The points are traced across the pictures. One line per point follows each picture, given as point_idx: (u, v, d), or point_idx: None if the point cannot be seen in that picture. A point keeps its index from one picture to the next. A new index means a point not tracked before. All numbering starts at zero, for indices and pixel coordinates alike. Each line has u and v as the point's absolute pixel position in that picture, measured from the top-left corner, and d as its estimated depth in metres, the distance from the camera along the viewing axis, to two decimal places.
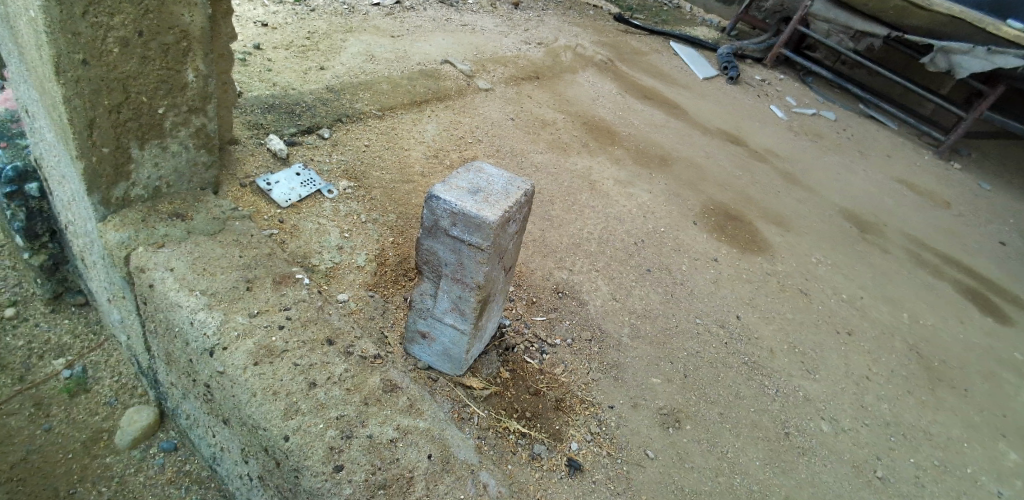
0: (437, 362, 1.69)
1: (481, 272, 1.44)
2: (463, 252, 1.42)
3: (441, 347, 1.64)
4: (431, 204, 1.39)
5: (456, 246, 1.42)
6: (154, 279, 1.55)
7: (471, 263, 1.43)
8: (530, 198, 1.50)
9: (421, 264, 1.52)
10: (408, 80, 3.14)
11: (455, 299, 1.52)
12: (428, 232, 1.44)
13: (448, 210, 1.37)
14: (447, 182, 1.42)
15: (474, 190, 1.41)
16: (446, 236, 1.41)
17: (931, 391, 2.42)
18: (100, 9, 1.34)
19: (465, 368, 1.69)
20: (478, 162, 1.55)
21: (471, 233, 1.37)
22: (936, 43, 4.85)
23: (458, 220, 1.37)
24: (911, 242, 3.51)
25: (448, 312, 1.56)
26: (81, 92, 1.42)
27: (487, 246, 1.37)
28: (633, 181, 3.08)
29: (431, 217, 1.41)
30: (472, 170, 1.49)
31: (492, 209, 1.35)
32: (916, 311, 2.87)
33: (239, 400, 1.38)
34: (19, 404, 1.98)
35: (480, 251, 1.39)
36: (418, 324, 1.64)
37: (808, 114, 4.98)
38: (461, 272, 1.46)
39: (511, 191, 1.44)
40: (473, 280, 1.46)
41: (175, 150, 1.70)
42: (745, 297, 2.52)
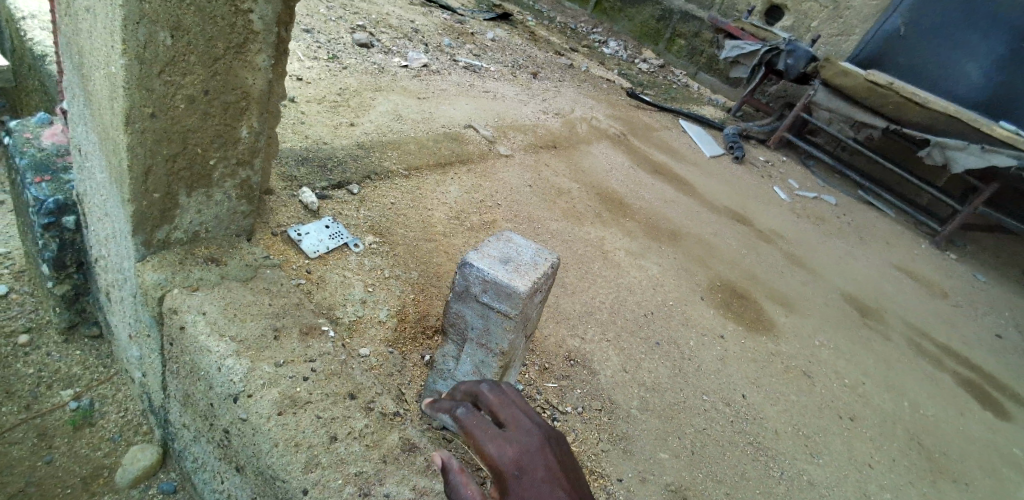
0: (452, 424, 1.71)
1: (507, 338, 1.49)
2: (491, 318, 1.47)
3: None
4: (464, 270, 1.45)
5: (485, 312, 1.48)
6: (185, 321, 1.59)
7: (498, 329, 1.48)
8: (555, 270, 1.58)
9: (447, 326, 1.58)
10: (434, 142, 3.29)
11: (478, 363, 1.57)
12: (458, 296, 1.50)
13: (480, 277, 1.43)
14: (479, 250, 1.49)
15: (504, 260, 1.48)
16: (476, 302, 1.47)
17: (933, 483, 2.42)
18: (174, 70, 1.45)
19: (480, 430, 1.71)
20: (507, 231, 1.63)
21: (501, 301, 1.43)
22: (932, 138, 5.10)
23: (489, 287, 1.43)
24: (910, 330, 3.58)
25: (469, 375, 1.60)
26: (143, 141, 1.50)
27: (515, 314, 1.43)
28: (644, 253, 3.17)
29: (462, 282, 1.47)
30: (502, 239, 1.57)
31: (523, 279, 1.42)
32: (917, 400, 2.90)
33: (259, 449, 1.39)
34: (23, 433, 1.97)
35: (508, 318, 1.45)
36: (436, 384, 1.67)
37: (810, 197, 5.16)
38: (487, 337, 1.52)
39: (539, 262, 1.51)
40: (498, 345, 1.52)
41: (219, 198, 1.78)
42: (750, 377, 2.55)
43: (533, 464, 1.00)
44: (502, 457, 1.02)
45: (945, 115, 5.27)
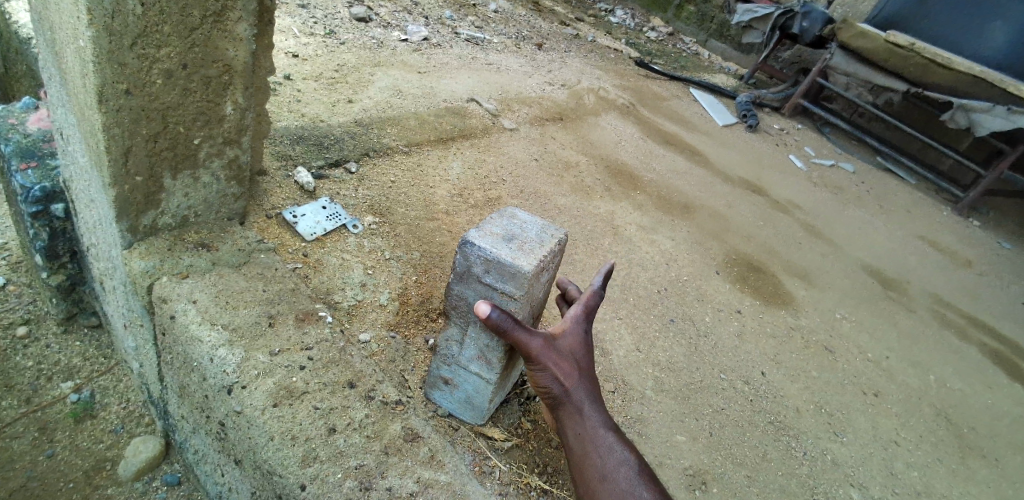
0: (458, 410, 1.63)
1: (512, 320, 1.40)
2: (495, 300, 1.39)
3: (463, 394, 1.59)
4: (465, 249, 1.36)
5: (488, 294, 1.39)
6: (175, 310, 1.52)
7: None
8: (563, 247, 1.48)
9: (449, 309, 1.49)
10: (435, 117, 3.18)
11: (483, 348, 1.48)
12: (459, 277, 1.41)
13: (482, 257, 1.34)
14: (481, 227, 1.40)
15: (509, 237, 1.38)
16: (479, 283, 1.38)
17: (962, 460, 2.33)
18: (148, 42, 1.34)
19: (486, 419, 1.63)
20: (510, 207, 1.53)
21: (505, 281, 1.34)
22: (956, 101, 4.88)
23: (491, 266, 1.34)
24: (933, 301, 3.45)
25: (474, 359, 1.52)
26: (120, 120, 1.40)
27: (521, 296, 1.34)
28: (656, 227, 3.06)
29: (464, 263, 1.38)
30: (506, 216, 1.47)
31: (528, 258, 1.32)
32: (943, 374, 2.79)
33: (255, 443, 1.33)
34: (24, 427, 1.93)
35: (512, 300, 1.36)
36: (441, 370, 1.59)
37: (827, 165, 4.98)
38: None
39: (546, 239, 1.41)
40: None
41: (207, 180, 1.69)
42: (769, 353, 2.45)
43: (586, 339, 1.43)
44: (578, 323, 1.45)
45: (970, 76, 5.03)
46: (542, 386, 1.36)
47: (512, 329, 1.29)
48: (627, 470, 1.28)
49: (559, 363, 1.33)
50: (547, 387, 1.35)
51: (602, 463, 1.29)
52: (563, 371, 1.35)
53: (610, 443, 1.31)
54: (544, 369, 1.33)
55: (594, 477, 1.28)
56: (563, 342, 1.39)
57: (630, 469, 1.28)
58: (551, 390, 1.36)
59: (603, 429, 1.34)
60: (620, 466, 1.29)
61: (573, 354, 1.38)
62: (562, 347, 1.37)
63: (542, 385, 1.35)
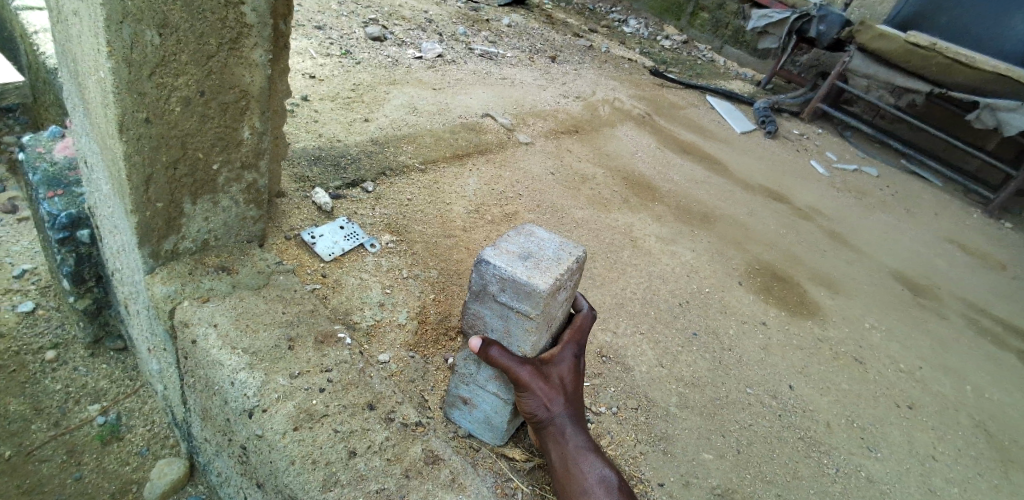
0: (477, 431, 1.61)
1: (528, 340, 1.38)
2: (510, 319, 1.36)
3: (482, 414, 1.56)
4: (480, 268, 1.34)
5: (503, 312, 1.37)
6: (197, 334, 1.53)
7: (519, 331, 1.37)
8: (581, 265, 1.45)
9: (466, 328, 1.47)
10: (450, 133, 3.20)
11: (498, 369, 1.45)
12: (475, 296, 1.39)
13: (498, 275, 1.31)
14: (497, 245, 1.38)
15: (524, 255, 1.36)
16: (495, 302, 1.36)
17: (1004, 475, 2.23)
18: (166, 71, 1.36)
19: (505, 439, 1.61)
20: (528, 223, 1.51)
21: (521, 300, 1.31)
22: (982, 100, 4.80)
23: (505, 285, 1.31)
24: (966, 307, 3.33)
25: (491, 380, 1.49)
26: (140, 148, 1.42)
27: (536, 315, 1.31)
28: (676, 238, 3.01)
29: (478, 281, 1.36)
30: (523, 233, 1.45)
31: (542, 276, 1.29)
32: (980, 384, 2.69)
33: (276, 467, 1.32)
34: (53, 450, 1.95)
35: (528, 319, 1.33)
36: (460, 389, 1.57)
37: (849, 169, 4.89)
38: (508, 339, 1.41)
39: (563, 257, 1.39)
40: (519, 348, 1.41)
41: (226, 204, 1.70)
42: (797, 365, 2.39)
43: (573, 364, 1.51)
44: (567, 348, 1.51)
45: (995, 74, 4.91)
46: (529, 411, 1.43)
47: (503, 359, 1.34)
48: (606, 486, 1.39)
49: (546, 390, 1.40)
50: (532, 412, 1.43)
51: (582, 480, 1.40)
52: (548, 398, 1.42)
53: (590, 462, 1.42)
54: (531, 394, 1.40)
55: (574, 493, 1.38)
56: (551, 368, 1.46)
57: (608, 486, 1.40)
58: (537, 415, 1.43)
59: (584, 449, 1.44)
60: (599, 482, 1.40)
61: (558, 380, 1.46)
62: (550, 374, 1.44)
63: (529, 409, 1.42)
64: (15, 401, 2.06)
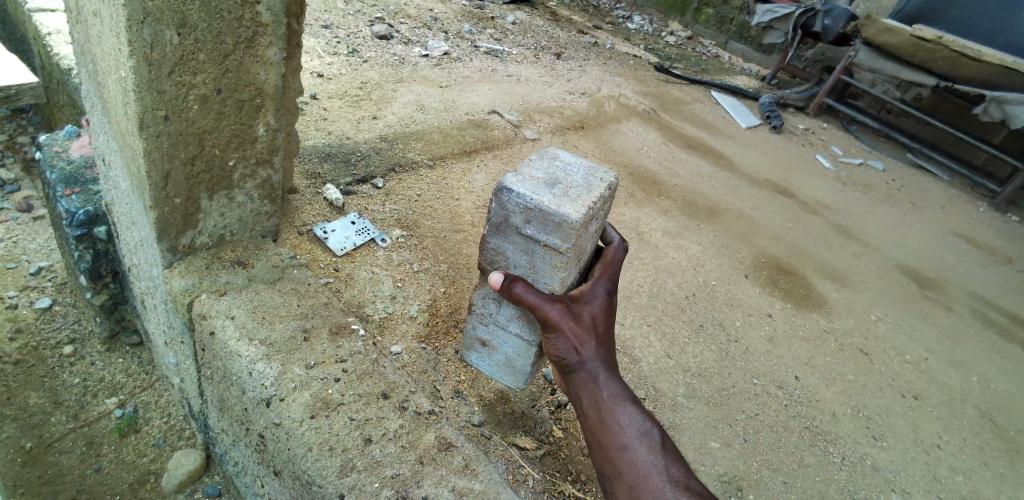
0: (502, 370, 1.73)
1: (557, 277, 1.42)
2: (537, 253, 1.41)
3: (504, 356, 1.70)
4: (504, 200, 1.37)
5: (529, 246, 1.42)
6: (215, 326, 1.56)
7: (545, 264, 1.42)
8: (609, 196, 1.47)
9: (490, 264, 1.53)
10: (458, 130, 3.24)
11: (519, 310, 1.54)
12: (499, 230, 1.43)
13: (523, 208, 1.35)
14: (523, 177, 1.40)
15: (550, 185, 1.39)
16: (520, 235, 1.40)
17: (1010, 464, 2.25)
18: (184, 69, 1.40)
19: (527, 382, 1.74)
20: (552, 153, 1.53)
21: (549, 233, 1.34)
22: (989, 93, 4.79)
23: (531, 215, 1.35)
24: (973, 299, 3.34)
25: (513, 320, 1.58)
26: (159, 145, 1.46)
27: (565, 246, 1.34)
28: (682, 232, 3.03)
29: (502, 212, 1.39)
30: (547, 164, 1.47)
31: (571, 207, 1.32)
32: (987, 375, 2.70)
33: (294, 454, 1.36)
34: (73, 442, 2.00)
35: (558, 253, 1.37)
36: (483, 329, 1.67)
37: (855, 164, 4.89)
38: (533, 273, 1.46)
39: (589, 188, 1.40)
40: (547, 284, 1.46)
41: (241, 200, 1.74)
42: (803, 357, 2.41)
43: (604, 302, 1.47)
44: (597, 287, 1.48)
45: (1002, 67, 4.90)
46: (558, 353, 1.39)
47: (528, 296, 1.34)
48: (646, 437, 1.28)
49: (575, 329, 1.36)
50: (561, 354, 1.38)
51: (617, 429, 1.30)
52: (578, 339, 1.37)
53: (628, 412, 1.32)
54: (560, 333, 1.36)
55: (609, 443, 1.29)
56: (582, 309, 1.42)
57: (647, 437, 1.29)
58: (567, 358, 1.38)
59: (620, 398, 1.34)
60: (637, 434, 1.29)
61: (590, 321, 1.41)
62: (580, 314, 1.41)
63: (558, 351, 1.38)
64: (35, 395, 2.11)
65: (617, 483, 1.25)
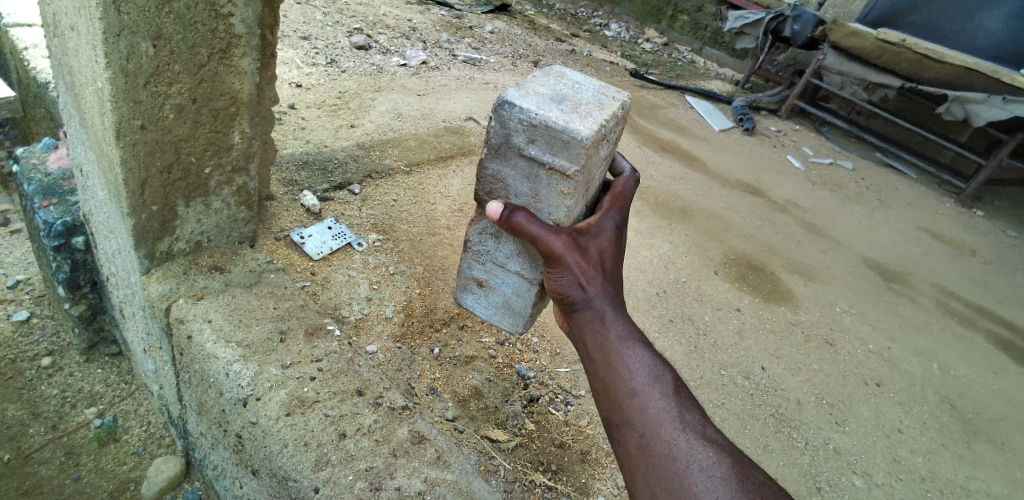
0: (498, 314, 1.73)
1: (562, 206, 1.42)
2: (541, 179, 1.41)
3: (502, 298, 1.69)
4: (506, 115, 1.36)
5: (532, 171, 1.42)
6: (192, 330, 1.60)
7: (549, 191, 1.42)
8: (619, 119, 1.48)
9: (489, 194, 1.52)
10: (434, 137, 3.31)
11: (519, 245, 1.53)
12: (499, 153, 1.43)
13: (529, 125, 1.34)
14: (527, 93, 1.40)
15: (557, 102, 1.39)
16: (523, 157, 1.40)
17: (968, 445, 2.35)
18: (159, 80, 1.45)
19: (526, 327, 1.74)
20: (557, 73, 1.54)
21: (557, 154, 1.34)
22: (951, 93, 4.96)
23: (537, 134, 1.34)
24: (937, 291, 3.47)
25: (512, 258, 1.58)
26: (136, 154, 1.51)
27: (573, 168, 1.35)
28: (654, 232, 3.11)
29: (502, 131, 1.39)
30: (552, 84, 1.47)
31: (581, 124, 1.32)
32: (949, 362, 2.81)
33: (271, 451, 1.40)
34: (51, 452, 2.01)
35: (565, 177, 1.37)
36: (480, 270, 1.67)
37: (825, 164, 5.03)
38: (536, 202, 1.46)
39: (599, 108, 1.41)
40: (552, 215, 1.45)
41: (218, 206, 1.79)
42: (769, 349, 2.49)
43: (613, 236, 1.38)
44: (605, 221, 1.40)
45: (963, 67, 5.08)
46: (561, 290, 1.28)
47: (530, 225, 1.25)
48: (657, 381, 1.14)
49: (581, 263, 1.26)
50: (566, 291, 1.27)
51: (624, 372, 1.16)
52: (584, 274, 1.27)
53: (637, 354, 1.19)
54: (564, 268, 1.26)
55: (615, 387, 1.16)
56: (589, 244, 1.31)
57: (658, 381, 1.15)
58: (571, 295, 1.28)
59: (628, 340, 1.22)
60: (645, 378, 1.16)
61: (596, 256, 1.31)
62: (588, 248, 1.31)
63: (562, 289, 1.28)
64: (13, 407, 2.11)
65: (625, 429, 1.12)
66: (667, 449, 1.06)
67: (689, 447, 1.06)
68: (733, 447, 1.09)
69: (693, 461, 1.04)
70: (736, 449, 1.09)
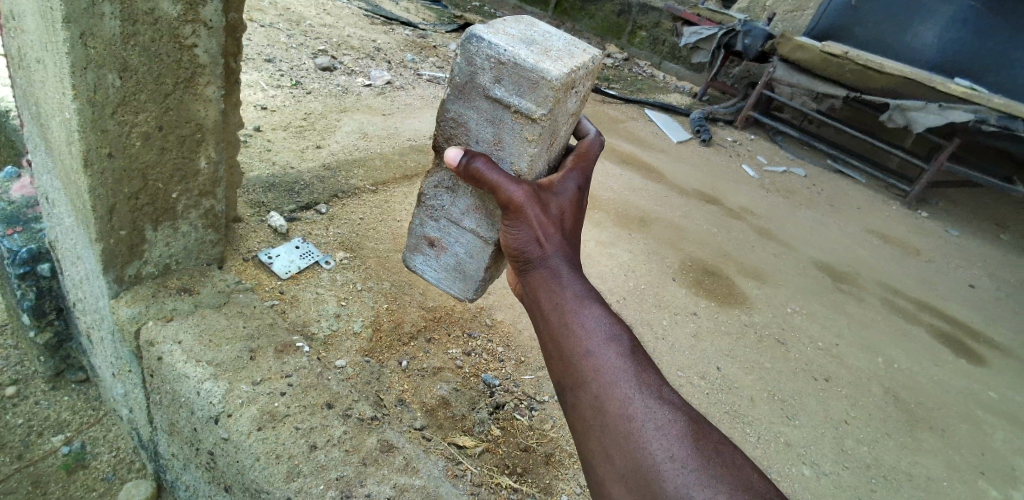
0: (456, 276, 1.82)
1: (525, 153, 1.51)
2: (506, 123, 1.50)
3: (455, 259, 1.79)
4: (474, 52, 1.44)
5: (496, 115, 1.50)
6: (163, 351, 1.65)
7: (511, 135, 1.51)
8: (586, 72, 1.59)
9: (451, 139, 1.60)
10: (399, 156, 3.39)
11: (476, 200, 1.64)
12: (464, 93, 1.51)
13: (497, 64, 1.43)
14: (500, 33, 1.49)
15: (527, 46, 1.49)
16: (488, 98, 1.48)
17: (910, 433, 2.51)
18: (126, 110, 1.50)
19: (476, 292, 1.84)
20: (529, 26, 1.64)
21: (523, 95, 1.44)
22: (892, 102, 5.24)
23: (504, 73, 1.44)
24: (882, 289, 3.68)
25: (469, 215, 1.69)
26: (104, 181, 1.55)
27: (538, 109, 1.44)
28: (615, 242, 3.24)
29: (469, 70, 1.47)
30: (523, 32, 1.57)
31: (550, 66, 1.42)
32: (892, 356, 3.00)
33: (243, 465, 1.45)
34: (17, 481, 1.99)
35: (530, 121, 1.46)
36: (437, 229, 1.77)
37: (779, 172, 5.27)
38: (498, 147, 1.54)
39: (566, 57, 1.52)
40: (513, 164, 1.54)
41: (185, 230, 1.84)
42: (724, 350, 2.63)
43: (574, 197, 1.46)
44: (566, 181, 1.48)
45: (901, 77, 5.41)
46: (520, 245, 1.37)
47: (490, 173, 1.34)
48: (609, 338, 1.21)
49: (541, 218, 1.35)
50: (523, 246, 1.36)
51: (578, 328, 1.23)
52: (542, 231, 1.35)
53: (591, 313, 1.25)
54: (523, 221, 1.35)
55: (568, 342, 1.22)
56: (550, 203, 1.40)
57: (610, 338, 1.21)
58: (529, 252, 1.36)
59: (582, 299, 1.29)
60: (598, 335, 1.22)
61: (556, 216, 1.39)
62: (549, 205, 1.39)
63: (521, 243, 1.36)
64: None
65: (580, 391, 1.17)
66: (621, 408, 1.11)
67: (643, 406, 1.11)
68: (686, 407, 1.14)
69: (643, 414, 1.09)
70: (689, 410, 1.13)
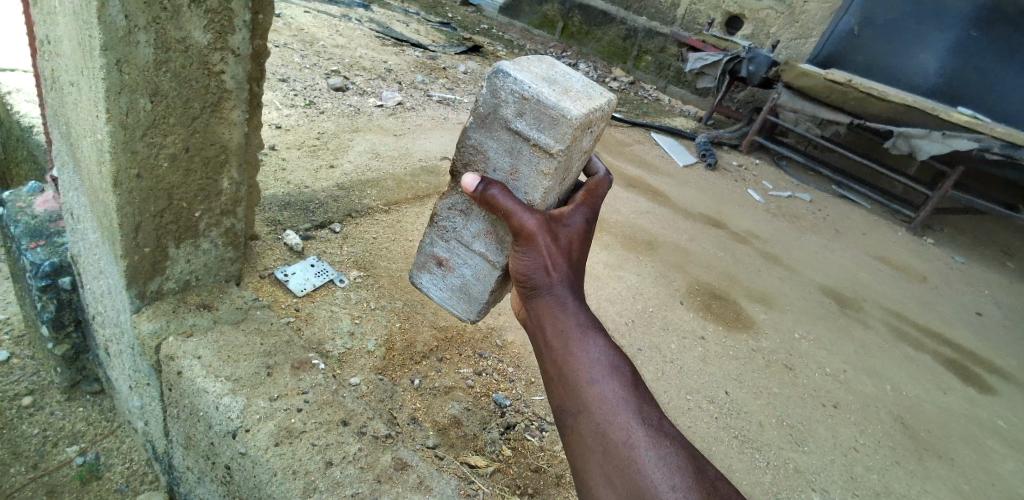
0: (462, 297, 1.86)
1: (539, 185, 1.55)
2: (524, 154, 1.55)
3: (460, 280, 1.83)
4: (501, 86, 1.50)
5: (515, 146, 1.55)
6: (182, 366, 1.67)
7: (527, 166, 1.56)
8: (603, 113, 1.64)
9: (469, 165, 1.64)
10: (411, 177, 3.45)
11: (489, 225, 1.68)
12: (486, 123, 1.56)
13: (521, 100, 1.49)
14: (526, 71, 1.55)
15: (550, 85, 1.54)
16: (510, 129, 1.53)
17: (918, 460, 2.51)
18: (155, 132, 1.55)
19: (478, 314, 1.87)
20: (552, 64, 1.70)
21: (544, 130, 1.49)
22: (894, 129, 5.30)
23: (528, 108, 1.49)
24: (887, 315, 3.69)
25: (479, 238, 1.72)
26: (131, 200, 1.60)
27: (557, 144, 1.49)
28: (622, 264, 3.27)
29: (493, 102, 1.52)
30: (548, 71, 1.63)
31: (572, 106, 1.48)
32: (899, 383, 3.00)
33: (260, 480, 1.47)
34: (32, 492, 2.01)
35: (548, 155, 1.51)
36: (445, 249, 1.80)
37: (783, 196, 5.32)
38: (514, 176, 1.59)
39: (587, 98, 1.58)
40: (527, 193, 1.58)
41: (206, 247, 1.88)
42: (732, 373, 2.64)
43: (582, 229, 1.50)
44: (577, 213, 1.52)
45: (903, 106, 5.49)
46: (527, 271, 1.40)
47: (504, 201, 1.38)
48: (610, 367, 1.25)
49: (551, 248, 1.39)
50: (530, 273, 1.40)
51: (581, 356, 1.27)
52: (551, 259, 1.39)
53: (594, 342, 1.29)
54: (533, 248, 1.39)
55: (570, 368, 1.25)
56: (560, 233, 1.43)
57: (612, 368, 1.25)
58: (536, 279, 1.40)
59: (585, 327, 1.33)
60: (600, 364, 1.25)
61: (565, 246, 1.43)
62: (558, 234, 1.43)
63: (529, 270, 1.40)
64: None
65: (581, 417, 1.20)
66: (622, 435, 1.14)
67: (643, 435, 1.14)
68: (682, 438, 1.18)
69: (644, 443, 1.12)
70: (686, 442, 1.17)
